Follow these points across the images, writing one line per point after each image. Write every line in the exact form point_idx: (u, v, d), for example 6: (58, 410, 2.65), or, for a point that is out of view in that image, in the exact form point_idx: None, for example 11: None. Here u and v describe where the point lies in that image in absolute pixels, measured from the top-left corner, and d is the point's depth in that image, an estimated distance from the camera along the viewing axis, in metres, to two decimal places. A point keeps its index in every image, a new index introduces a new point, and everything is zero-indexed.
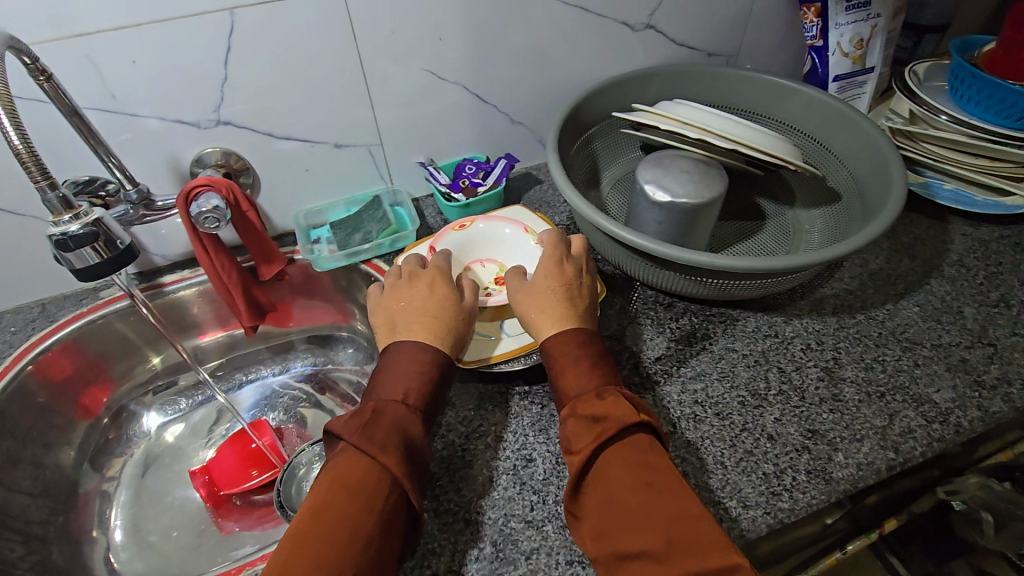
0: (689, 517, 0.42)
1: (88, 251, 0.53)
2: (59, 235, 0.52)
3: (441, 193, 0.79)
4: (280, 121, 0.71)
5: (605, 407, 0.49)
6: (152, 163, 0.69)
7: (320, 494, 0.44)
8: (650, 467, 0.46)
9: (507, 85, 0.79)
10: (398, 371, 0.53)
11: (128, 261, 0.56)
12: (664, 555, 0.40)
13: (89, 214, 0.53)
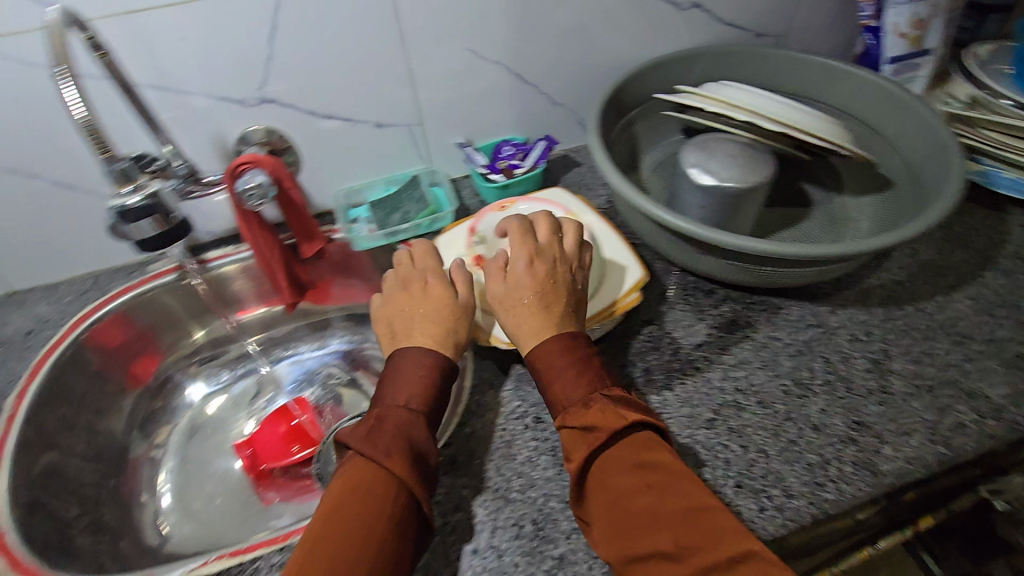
0: (695, 511, 0.43)
1: (145, 222, 0.59)
2: (119, 206, 0.57)
3: (480, 174, 0.79)
4: (322, 100, 0.71)
5: (593, 415, 0.49)
6: (199, 140, 0.70)
7: (334, 500, 0.46)
8: (651, 465, 0.46)
9: (547, 66, 0.78)
10: (404, 376, 0.54)
11: (179, 234, 0.62)
12: (673, 551, 0.41)
13: (148, 188, 0.59)
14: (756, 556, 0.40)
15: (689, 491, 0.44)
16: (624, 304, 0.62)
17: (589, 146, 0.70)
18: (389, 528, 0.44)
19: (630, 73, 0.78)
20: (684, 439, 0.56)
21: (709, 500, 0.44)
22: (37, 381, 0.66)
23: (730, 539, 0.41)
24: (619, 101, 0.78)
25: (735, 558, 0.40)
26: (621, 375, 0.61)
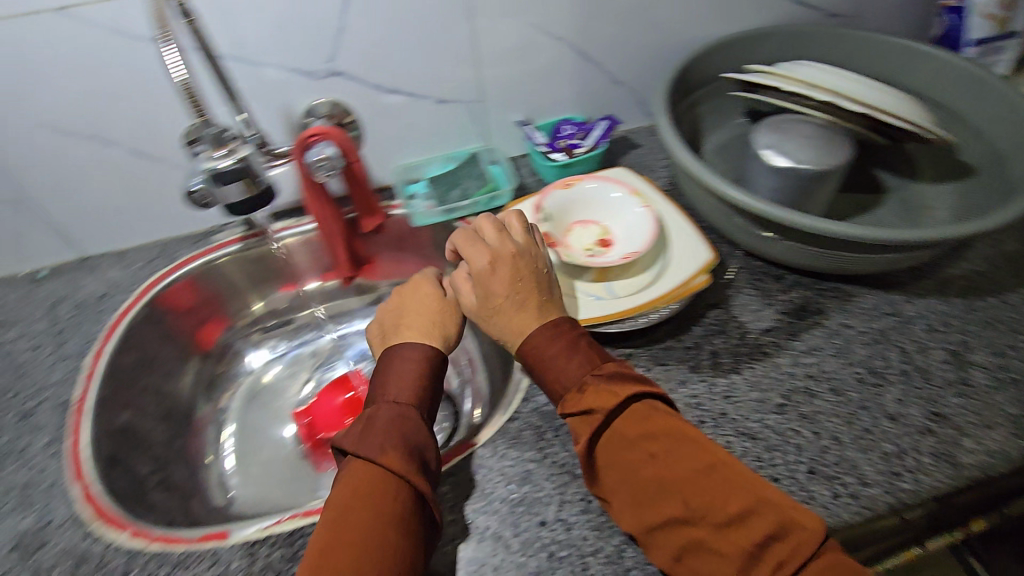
0: (705, 471, 0.44)
1: (235, 186, 0.60)
2: (211, 169, 0.59)
3: (540, 153, 0.78)
4: (388, 74, 0.70)
5: (588, 397, 0.49)
6: (268, 111, 0.70)
7: (339, 507, 0.45)
8: (652, 433, 0.47)
9: (613, 43, 0.76)
10: (395, 375, 0.55)
11: (263, 202, 0.64)
12: (690, 514, 0.43)
13: (238, 152, 0.60)
14: (770, 504, 0.42)
15: (695, 449, 0.46)
16: (693, 284, 0.61)
17: (658, 125, 0.69)
18: (398, 525, 0.44)
19: (698, 52, 0.75)
20: (754, 423, 0.55)
21: (717, 455, 0.45)
22: (112, 341, 0.69)
23: (744, 491, 0.43)
24: (684, 81, 0.76)
25: (751, 510, 0.42)
26: (687, 357, 0.60)
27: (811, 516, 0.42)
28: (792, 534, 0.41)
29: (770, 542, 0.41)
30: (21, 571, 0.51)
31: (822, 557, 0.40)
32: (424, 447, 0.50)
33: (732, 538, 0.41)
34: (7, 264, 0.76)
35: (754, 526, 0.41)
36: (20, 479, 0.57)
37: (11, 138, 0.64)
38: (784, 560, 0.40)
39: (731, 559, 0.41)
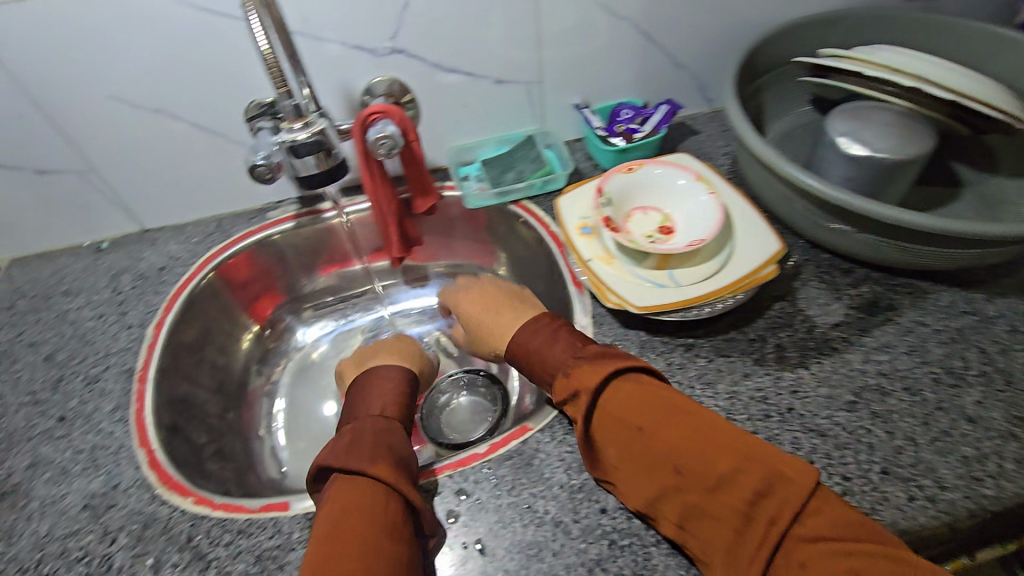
0: (694, 437, 0.44)
1: (312, 158, 0.62)
2: (290, 141, 0.60)
3: (598, 137, 0.77)
4: (448, 52, 0.69)
5: (570, 379, 0.51)
6: (328, 88, 0.69)
7: (328, 524, 0.42)
8: (636, 406, 0.47)
9: (679, 25, 0.73)
10: (374, 393, 0.57)
11: (338, 173, 0.65)
12: (684, 482, 0.43)
13: (315, 125, 0.61)
14: (759, 459, 0.42)
15: (681, 415, 0.45)
16: (760, 275, 0.59)
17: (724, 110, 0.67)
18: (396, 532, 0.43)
19: (768, 35, 0.73)
20: (823, 419, 0.53)
21: (702, 419, 0.45)
22: (172, 313, 0.70)
23: (733, 451, 0.43)
24: (752, 65, 0.73)
25: (741, 469, 0.42)
26: (752, 349, 0.59)
27: (801, 465, 0.41)
28: (784, 487, 0.40)
29: (765, 498, 0.40)
30: (91, 531, 0.53)
31: (817, 506, 0.40)
32: (409, 458, 0.50)
33: (721, 500, 0.42)
34: (72, 234, 0.78)
35: (746, 484, 0.41)
36: (88, 442, 0.59)
37: (82, 109, 0.65)
38: (779, 514, 0.40)
39: (730, 519, 0.41)
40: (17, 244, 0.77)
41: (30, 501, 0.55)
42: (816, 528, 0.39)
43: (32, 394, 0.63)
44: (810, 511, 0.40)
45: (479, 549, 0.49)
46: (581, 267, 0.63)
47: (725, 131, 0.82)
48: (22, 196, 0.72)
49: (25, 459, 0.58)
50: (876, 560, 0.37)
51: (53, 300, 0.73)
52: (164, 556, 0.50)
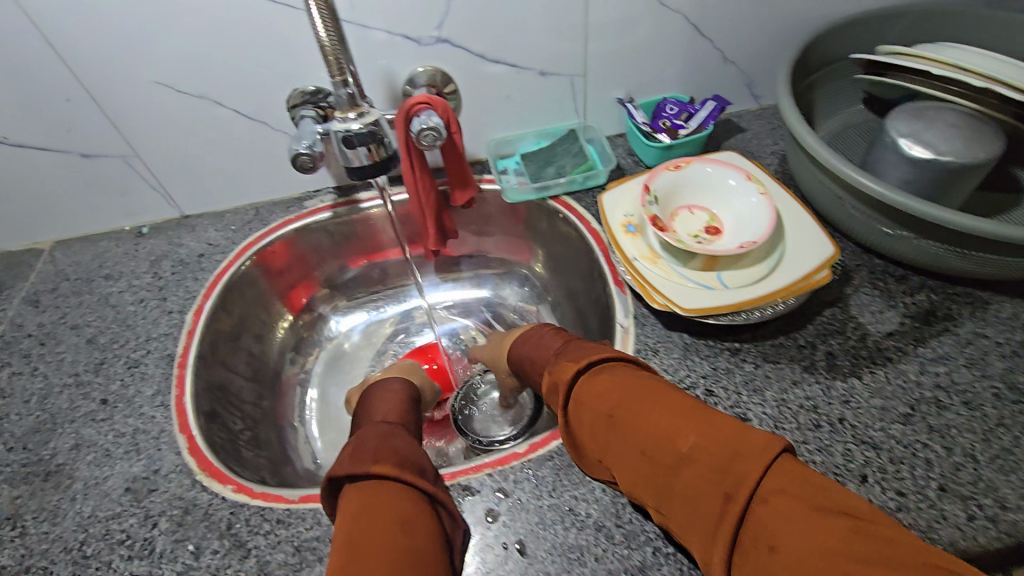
0: (658, 420, 0.43)
1: (364, 148, 0.56)
2: (343, 132, 0.56)
3: (641, 133, 0.75)
4: (493, 42, 0.67)
5: (555, 375, 0.53)
6: (371, 78, 0.68)
7: (345, 527, 0.41)
8: (606, 394, 0.47)
9: (732, 18, 0.71)
10: (377, 408, 0.57)
11: (392, 165, 0.59)
12: (651, 467, 0.42)
13: (369, 116, 0.57)
14: (721, 437, 0.39)
15: (648, 400, 0.44)
16: (813, 280, 0.58)
17: (779, 107, 0.64)
18: (418, 524, 0.41)
19: (824, 31, 0.70)
20: (877, 431, 0.52)
21: (670, 403, 0.44)
22: (211, 300, 0.70)
23: (694, 431, 0.40)
24: (805, 61, 0.71)
25: (701, 448, 0.39)
26: (801, 356, 0.57)
27: (762, 441, 0.38)
28: (740, 462, 0.37)
29: (723, 477, 0.37)
30: (133, 514, 0.53)
31: (781, 483, 0.36)
32: (419, 458, 0.49)
33: (685, 479, 0.39)
34: (113, 218, 0.78)
35: (705, 463, 0.38)
36: (130, 426, 0.59)
37: (127, 93, 0.65)
38: (735, 492, 0.36)
39: (697, 501, 0.39)
40: (60, 227, 0.78)
41: (73, 482, 0.56)
42: (777, 508, 0.35)
43: (75, 376, 0.64)
44: (772, 489, 0.35)
45: (520, 550, 0.48)
46: (625, 265, 0.62)
47: (771, 129, 0.80)
48: (67, 179, 0.72)
49: (69, 441, 0.59)
50: (845, 537, 0.32)
51: (96, 284, 0.73)
52: (205, 543, 0.51)
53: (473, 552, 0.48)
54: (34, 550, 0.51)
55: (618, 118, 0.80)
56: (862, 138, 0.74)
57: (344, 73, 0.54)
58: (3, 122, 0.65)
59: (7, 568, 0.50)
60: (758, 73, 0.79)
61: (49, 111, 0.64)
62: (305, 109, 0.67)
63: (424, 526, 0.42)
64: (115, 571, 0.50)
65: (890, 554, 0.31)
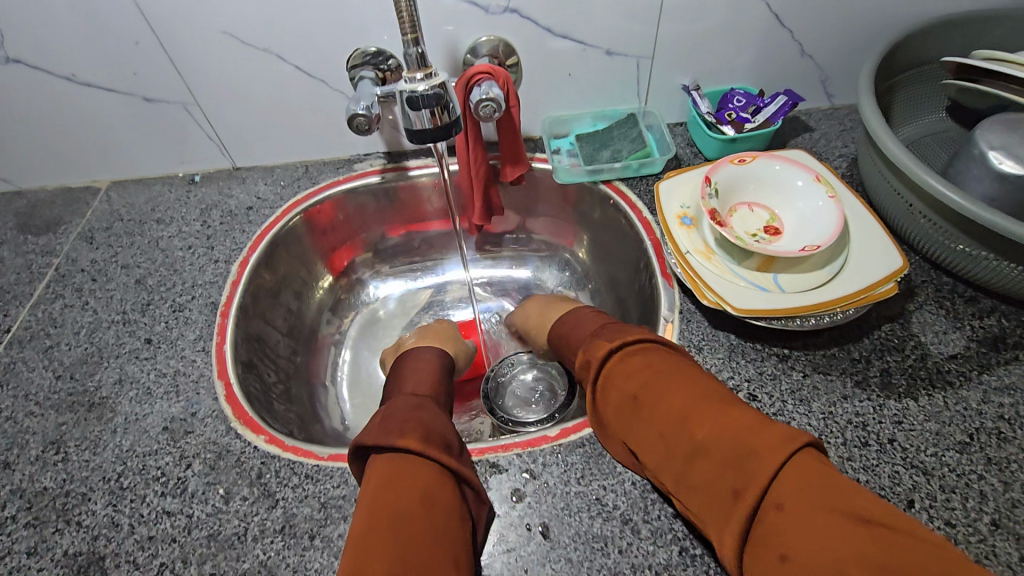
0: (680, 406, 0.42)
1: (427, 113, 0.53)
2: (409, 92, 0.52)
3: (705, 123, 0.72)
4: (563, 15, 0.65)
5: (589, 352, 0.53)
6: (434, 44, 0.67)
7: (369, 496, 0.40)
8: (633, 376, 0.46)
9: (817, 8, 0.67)
10: (409, 380, 0.55)
11: (452, 133, 0.56)
12: (669, 453, 0.41)
13: (437, 78, 0.53)
14: (741, 431, 0.38)
15: (673, 386, 0.44)
16: (876, 292, 0.55)
17: (858, 107, 0.61)
18: (441, 498, 0.41)
19: (914, 30, 0.66)
20: (929, 457, 0.49)
21: (694, 391, 0.43)
22: (257, 253, 0.71)
23: (714, 422, 0.39)
24: (890, 61, 0.67)
25: (718, 440, 0.38)
26: (854, 369, 0.54)
27: (780, 438, 0.36)
28: (756, 460, 0.36)
29: (737, 472, 0.37)
30: (168, 453, 0.54)
31: (793, 483, 0.34)
32: (446, 431, 0.47)
33: (699, 471, 0.39)
34: (169, 164, 0.80)
35: (722, 455, 0.38)
36: (171, 367, 0.61)
37: (191, 40, 0.64)
38: (746, 488, 0.36)
39: (712, 492, 0.38)
40: (117, 168, 0.80)
41: (115, 415, 0.57)
42: (788, 509, 0.34)
43: (122, 314, 0.66)
44: (784, 490, 0.34)
45: (543, 533, 0.47)
46: (677, 258, 0.60)
47: (841, 131, 0.76)
48: (127, 121, 0.73)
49: (113, 375, 0.60)
50: (853, 546, 0.31)
51: (147, 226, 0.75)
52: (235, 489, 0.52)
53: (495, 529, 0.48)
54: (74, 476, 0.53)
55: (680, 106, 0.78)
56: (940, 147, 0.70)
57: (416, 31, 0.52)
58: (73, 59, 0.66)
59: (49, 490, 0.52)
60: (835, 70, 0.75)
61: (117, 51, 0.65)
62: (364, 71, 0.67)
63: (448, 503, 0.41)
64: (148, 505, 0.51)
65: (893, 561, 0.30)
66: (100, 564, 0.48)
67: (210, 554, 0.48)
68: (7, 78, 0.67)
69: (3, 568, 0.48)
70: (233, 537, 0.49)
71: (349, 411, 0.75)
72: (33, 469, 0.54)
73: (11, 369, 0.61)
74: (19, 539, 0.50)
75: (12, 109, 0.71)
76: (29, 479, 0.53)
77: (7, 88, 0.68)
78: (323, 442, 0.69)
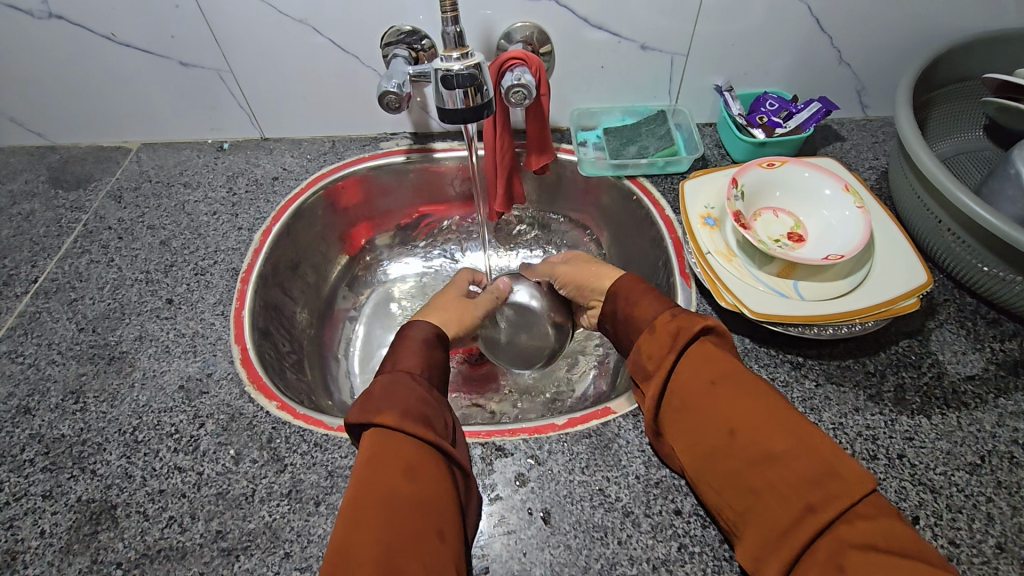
0: (752, 407, 0.41)
1: (461, 93, 0.53)
2: (444, 71, 0.52)
3: (735, 125, 0.71)
4: (601, 6, 0.64)
5: (667, 326, 0.49)
6: (469, 28, 0.67)
7: (356, 473, 0.41)
8: (714, 365, 0.45)
9: (858, 14, 0.66)
10: (402, 353, 0.54)
11: (484, 115, 0.56)
12: (730, 447, 0.41)
13: (473, 58, 0.53)
14: (814, 450, 0.38)
15: (745, 390, 0.43)
16: (897, 306, 0.54)
17: (894, 119, 0.60)
18: (433, 479, 0.42)
19: (958, 43, 0.65)
20: (937, 475, 0.48)
21: (766, 396, 0.42)
22: (280, 224, 0.72)
23: (786, 433, 0.40)
24: (929, 74, 0.66)
25: (793, 454, 0.38)
26: (868, 383, 0.54)
27: (857, 467, 0.37)
28: (833, 484, 0.37)
29: (807, 489, 0.37)
30: (183, 411, 0.55)
31: (870, 511, 0.36)
32: (439, 413, 0.47)
33: (762, 476, 0.39)
34: (199, 129, 0.81)
35: (795, 468, 0.38)
36: (190, 328, 0.62)
37: (229, 8, 0.65)
38: (820, 505, 0.36)
39: (763, 503, 0.39)
40: (149, 130, 0.81)
41: (134, 370, 0.58)
42: (860, 527, 0.35)
43: (146, 273, 0.67)
44: (860, 513, 0.36)
45: (544, 518, 0.48)
46: (697, 257, 0.60)
47: (873, 143, 0.75)
48: (163, 84, 0.74)
49: (133, 331, 0.62)
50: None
51: (174, 190, 0.76)
52: (245, 451, 0.53)
53: (497, 510, 0.48)
54: (92, 426, 0.54)
55: (711, 107, 0.77)
56: (974, 166, 0.68)
57: (456, 10, 0.52)
58: (113, 18, 0.66)
59: (66, 437, 0.54)
60: (871, 79, 0.74)
61: (157, 14, 0.66)
62: (397, 49, 0.67)
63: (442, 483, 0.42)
64: (160, 460, 0.52)
65: None
66: (111, 512, 0.49)
67: (217, 512, 0.49)
68: (49, 33, 0.68)
69: (19, 508, 0.50)
70: (240, 497, 0.50)
71: (357, 386, 0.76)
72: (52, 416, 0.55)
73: (35, 319, 0.63)
74: (36, 481, 0.51)
75: (51, 63, 0.72)
76: (48, 425, 0.55)
77: (48, 43, 0.69)
78: (331, 414, 0.70)
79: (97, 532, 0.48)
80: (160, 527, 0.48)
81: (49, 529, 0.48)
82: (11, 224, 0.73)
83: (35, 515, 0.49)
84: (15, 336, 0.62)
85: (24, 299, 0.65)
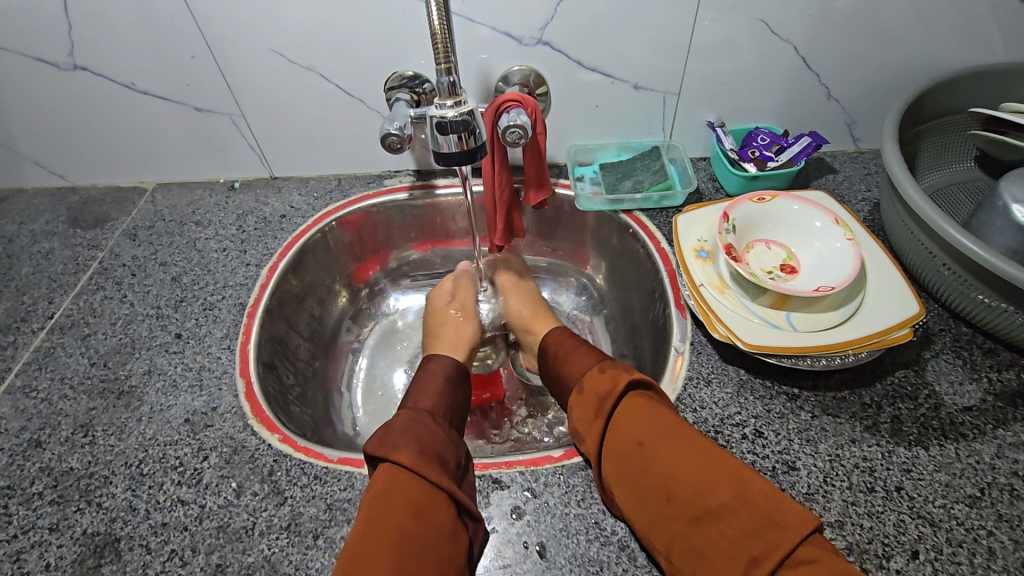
0: (692, 458, 0.45)
1: (455, 138, 0.56)
2: (438, 118, 0.55)
3: (729, 160, 0.73)
4: (594, 50, 0.67)
5: (599, 387, 0.53)
6: (469, 72, 0.70)
7: (363, 519, 0.44)
8: (648, 423, 0.48)
9: (843, 54, 0.68)
10: (426, 387, 0.58)
11: (477, 158, 0.58)
12: (675, 503, 0.43)
13: (466, 105, 0.56)
14: (756, 499, 0.42)
15: (684, 443, 0.46)
16: (890, 337, 0.55)
17: (881, 154, 0.61)
18: (435, 510, 0.44)
19: (942, 78, 0.67)
20: (937, 508, 0.48)
21: (705, 451, 0.45)
22: (286, 259, 0.74)
23: (732, 481, 0.43)
24: (916, 109, 0.68)
25: (737, 503, 0.42)
26: (864, 415, 0.54)
27: (801, 512, 0.40)
28: (776, 532, 0.40)
29: (751, 539, 0.40)
30: (188, 444, 0.57)
31: (813, 554, 0.39)
32: (445, 448, 0.50)
33: (709, 530, 0.42)
34: (211, 169, 0.84)
35: (735, 520, 0.41)
36: (197, 362, 0.64)
37: (243, 58, 0.69)
38: (765, 554, 0.39)
39: (713, 557, 0.41)
40: (164, 170, 0.85)
41: (142, 404, 0.60)
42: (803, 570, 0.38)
43: (156, 309, 0.69)
44: (802, 559, 0.39)
45: (540, 552, 0.48)
46: (690, 290, 0.62)
47: (865, 174, 0.77)
48: (178, 128, 0.78)
49: (143, 366, 0.64)
50: None
51: (187, 228, 0.79)
52: (246, 483, 0.54)
53: (494, 544, 0.48)
54: (100, 458, 0.56)
55: (705, 141, 0.79)
56: (966, 197, 0.70)
57: (450, 61, 0.54)
58: (134, 67, 0.70)
59: (75, 470, 0.55)
60: (861, 114, 0.76)
61: (174, 63, 0.69)
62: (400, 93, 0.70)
63: (449, 522, 0.44)
64: (164, 493, 0.53)
65: None
66: (114, 545, 0.50)
67: (218, 545, 0.50)
68: (74, 82, 0.72)
69: (26, 542, 0.51)
70: (241, 530, 0.51)
71: (361, 418, 0.77)
72: (62, 449, 0.57)
73: (50, 354, 0.65)
74: (43, 514, 0.52)
75: (74, 111, 0.76)
76: (58, 458, 0.56)
77: (70, 91, 0.73)
78: (334, 446, 0.70)
79: (100, 565, 0.49)
80: (162, 560, 0.49)
81: (54, 562, 0.49)
82: (30, 262, 0.76)
83: (41, 548, 0.50)
84: (30, 371, 0.64)
85: (40, 334, 0.67)
